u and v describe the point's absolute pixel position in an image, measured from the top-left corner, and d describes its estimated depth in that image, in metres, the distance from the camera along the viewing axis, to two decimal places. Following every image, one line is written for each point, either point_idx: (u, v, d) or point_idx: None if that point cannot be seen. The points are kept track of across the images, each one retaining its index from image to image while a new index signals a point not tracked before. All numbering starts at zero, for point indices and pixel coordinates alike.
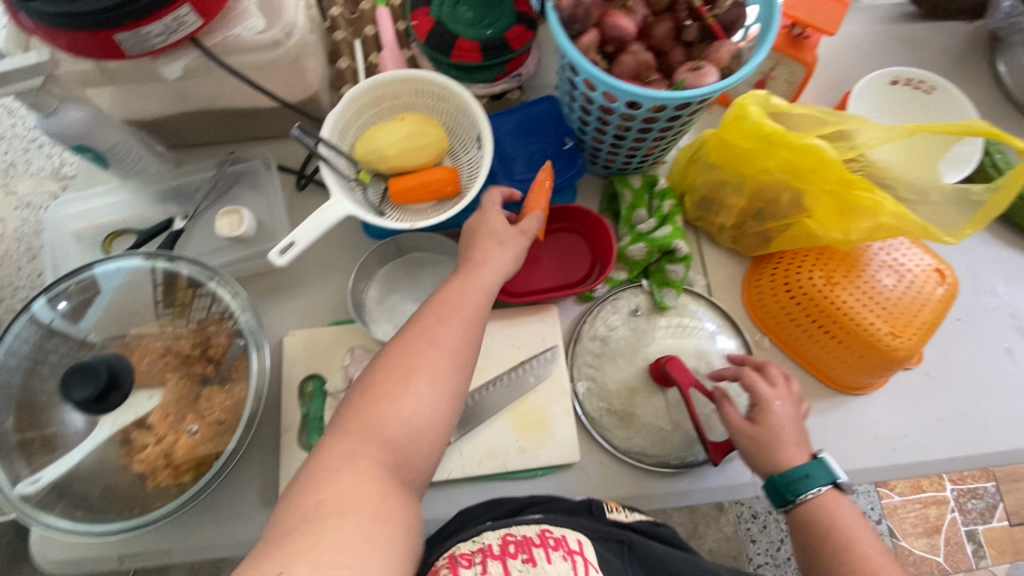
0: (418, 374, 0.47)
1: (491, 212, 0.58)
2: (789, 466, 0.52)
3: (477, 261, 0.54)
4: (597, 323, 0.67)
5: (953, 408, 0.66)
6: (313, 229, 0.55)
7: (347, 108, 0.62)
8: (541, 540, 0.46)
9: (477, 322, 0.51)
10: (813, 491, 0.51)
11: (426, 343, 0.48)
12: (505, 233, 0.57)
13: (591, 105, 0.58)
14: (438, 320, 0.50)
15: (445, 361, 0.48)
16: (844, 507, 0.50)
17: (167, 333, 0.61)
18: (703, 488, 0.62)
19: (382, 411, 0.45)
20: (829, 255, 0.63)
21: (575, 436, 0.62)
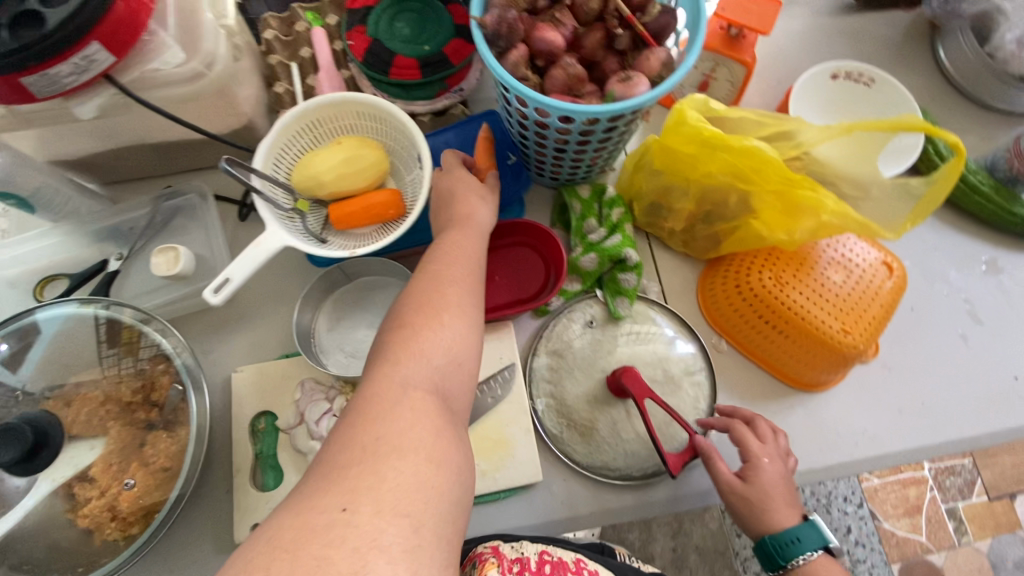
0: (446, 309, 0.46)
1: (456, 172, 0.59)
2: (781, 529, 0.54)
3: (470, 215, 0.56)
4: (554, 337, 0.66)
5: (912, 398, 0.66)
6: (247, 265, 0.54)
7: (280, 135, 0.60)
8: (576, 568, 0.51)
9: (478, 259, 0.53)
10: (802, 555, 0.53)
11: (444, 282, 0.48)
12: (481, 190, 0.59)
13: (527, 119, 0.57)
14: (448, 265, 0.50)
15: (462, 297, 0.48)
16: (833, 571, 0.53)
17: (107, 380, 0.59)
18: (667, 498, 0.61)
19: (420, 348, 0.43)
20: (778, 255, 0.63)
21: (536, 456, 0.61)
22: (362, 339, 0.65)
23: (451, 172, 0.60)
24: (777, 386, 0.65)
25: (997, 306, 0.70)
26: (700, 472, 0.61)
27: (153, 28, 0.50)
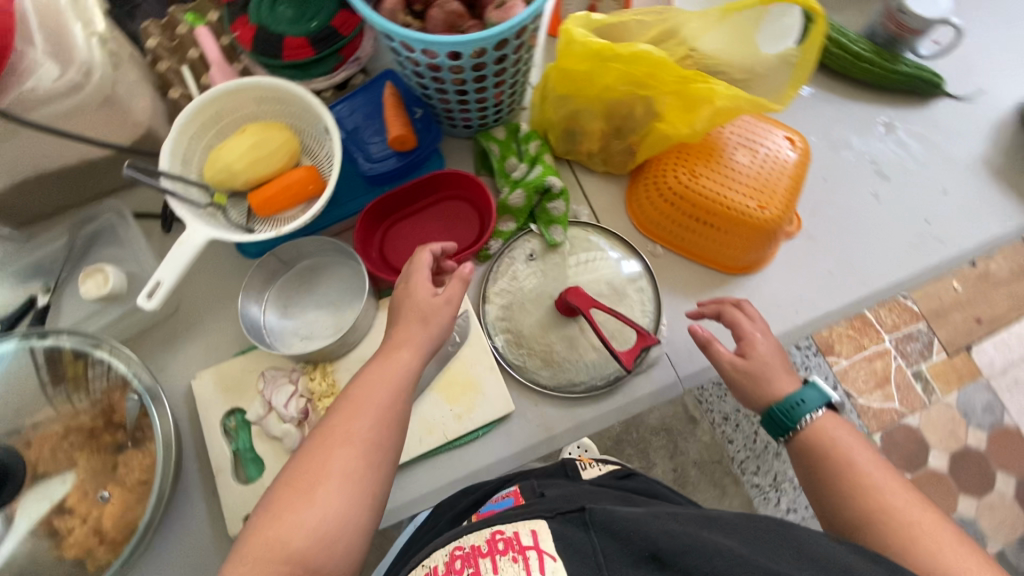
0: (332, 474, 0.45)
1: (416, 279, 0.56)
2: (785, 395, 0.53)
3: (395, 342, 0.53)
4: (501, 275, 0.68)
5: (839, 260, 0.70)
6: (175, 264, 0.54)
7: (181, 133, 0.59)
8: (489, 548, 0.41)
9: (390, 406, 0.50)
10: (810, 415, 0.51)
11: (336, 442, 0.47)
12: (427, 308, 0.54)
13: (420, 67, 0.58)
14: (350, 416, 0.48)
15: (354, 466, 0.46)
16: (841, 429, 0.51)
17: (64, 414, 0.58)
18: (635, 399, 0.64)
19: (289, 524, 0.43)
20: (689, 152, 0.66)
21: (504, 388, 0.63)
22: (313, 319, 0.65)
23: (406, 280, 0.56)
24: (716, 276, 0.69)
25: (900, 161, 0.75)
26: (662, 367, 0.65)
27: (20, 45, 0.49)
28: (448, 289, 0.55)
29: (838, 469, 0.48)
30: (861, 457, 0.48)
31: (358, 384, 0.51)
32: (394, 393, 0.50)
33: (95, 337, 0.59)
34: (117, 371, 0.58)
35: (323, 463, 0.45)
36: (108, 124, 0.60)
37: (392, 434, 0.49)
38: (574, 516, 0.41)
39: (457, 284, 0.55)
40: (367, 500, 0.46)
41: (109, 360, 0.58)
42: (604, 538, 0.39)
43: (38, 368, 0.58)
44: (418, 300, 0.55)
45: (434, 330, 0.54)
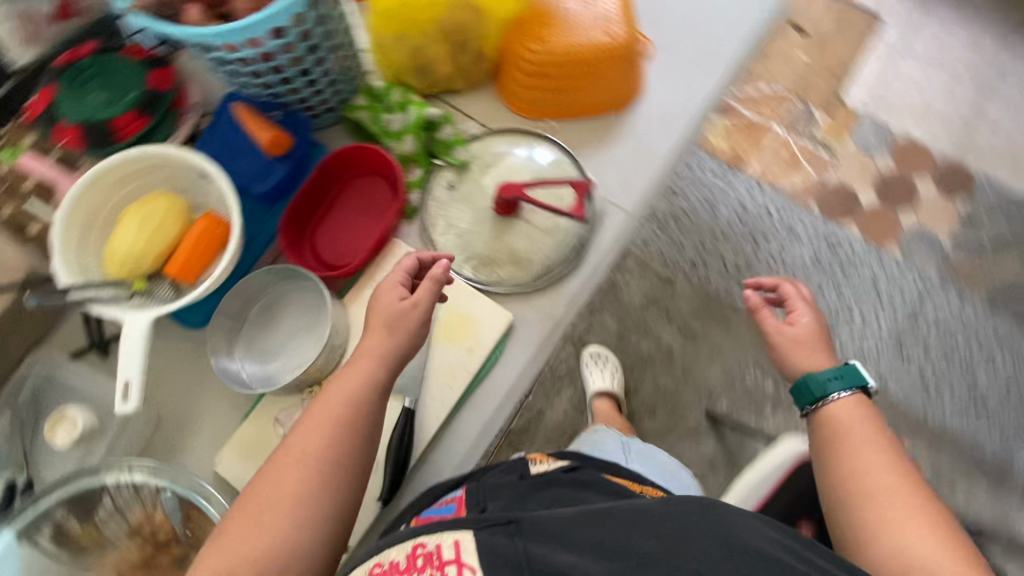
0: (290, 495, 0.45)
1: (379, 293, 0.53)
2: (822, 367, 0.49)
3: (358, 350, 0.52)
4: (434, 215, 0.69)
5: (696, 52, 0.77)
6: (134, 358, 0.52)
7: (65, 248, 0.56)
8: (410, 562, 0.35)
9: (356, 431, 0.49)
10: (833, 394, 0.47)
11: (293, 463, 0.46)
12: (394, 320, 0.53)
13: (254, 66, 0.58)
14: (312, 435, 0.48)
15: (301, 485, 0.46)
16: (859, 426, 0.46)
17: (110, 561, 0.55)
18: (604, 246, 0.71)
19: (240, 548, 0.43)
20: (529, 26, 0.70)
21: (494, 304, 0.65)
22: (294, 349, 0.64)
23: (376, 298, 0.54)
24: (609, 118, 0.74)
25: None
26: (613, 214, 0.72)
27: None
28: (417, 292, 0.54)
29: (838, 450, 0.45)
30: (871, 448, 0.44)
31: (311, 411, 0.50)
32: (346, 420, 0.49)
33: (92, 469, 0.55)
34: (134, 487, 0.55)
35: (274, 485, 0.45)
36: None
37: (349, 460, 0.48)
38: (503, 526, 0.35)
39: (427, 293, 0.53)
40: (322, 518, 0.45)
41: (119, 482, 0.55)
42: (532, 551, 0.33)
43: (54, 533, 0.54)
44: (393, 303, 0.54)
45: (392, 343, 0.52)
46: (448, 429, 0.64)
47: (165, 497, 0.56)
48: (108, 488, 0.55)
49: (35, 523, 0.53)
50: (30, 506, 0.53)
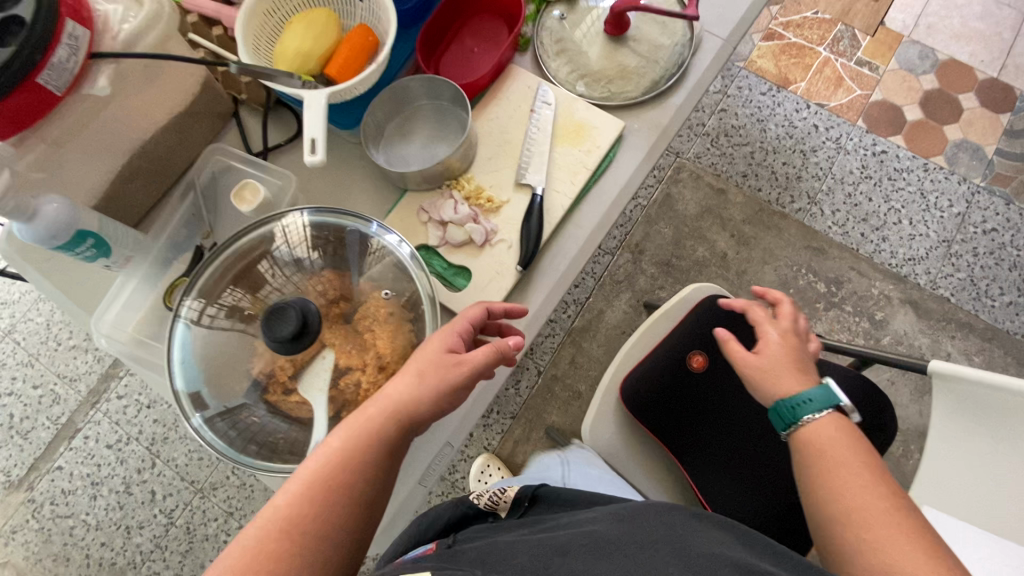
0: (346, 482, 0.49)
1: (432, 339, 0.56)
2: (794, 393, 0.60)
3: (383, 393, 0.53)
4: (548, 45, 0.76)
5: None
6: (317, 122, 0.60)
7: (247, 34, 0.65)
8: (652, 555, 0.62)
9: (402, 430, 0.52)
10: (812, 414, 0.58)
11: (346, 453, 0.50)
12: (439, 361, 0.54)
13: None
14: (350, 453, 0.50)
15: (323, 481, 0.49)
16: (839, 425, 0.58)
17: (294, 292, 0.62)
18: (705, 69, 0.74)
19: (286, 509, 0.48)
20: None
21: (605, 114, 0.72)
22: (428, 151, 0.72)
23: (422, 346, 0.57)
24: None
25: None
26: (709, 39, 0.75)
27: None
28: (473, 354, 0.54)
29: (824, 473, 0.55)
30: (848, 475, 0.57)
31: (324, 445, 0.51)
32: (347, 457, 0.50)
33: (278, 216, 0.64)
34: (308, 231, 0.63)
35: (326, 471, 0.49)
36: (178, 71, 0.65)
37: (372, 464, 0.51)
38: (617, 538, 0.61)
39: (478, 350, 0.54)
40: (348, 511, 0.49)
41: (299, 227, 0.64)
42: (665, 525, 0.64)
43: (243, 264, 0.63)
44: (438, 356, 0.54)
45: (417, 391, 0.53)
46: (565, 222, 0.69)
47: (331, 241, 0.64)
48: (276, 234, 0.63)
49: (249, 242, 0.63)
50: (257, 226, 0.63)
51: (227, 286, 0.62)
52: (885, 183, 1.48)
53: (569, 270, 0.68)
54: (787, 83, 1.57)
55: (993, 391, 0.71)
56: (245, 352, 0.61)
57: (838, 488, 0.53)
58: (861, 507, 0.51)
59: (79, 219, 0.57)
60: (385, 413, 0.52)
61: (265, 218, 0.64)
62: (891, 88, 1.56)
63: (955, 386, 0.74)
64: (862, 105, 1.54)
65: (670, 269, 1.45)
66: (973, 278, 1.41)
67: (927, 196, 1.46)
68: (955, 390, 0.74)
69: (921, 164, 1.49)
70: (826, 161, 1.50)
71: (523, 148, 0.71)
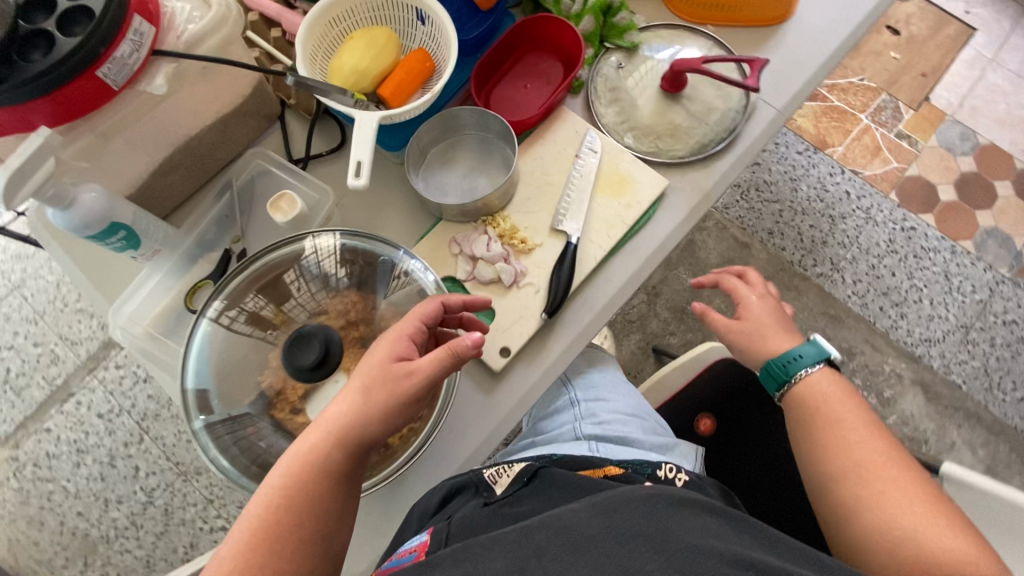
0: (302, 493, 0.51)
1: (378, 345, 0.55)
2: (784, 352, 0.65)
3: (329, 407, 0.54)
4: (601, 91, 0.76)
5: None
6: (365, 144, 0.59)
7: (306, 46, 0.64)
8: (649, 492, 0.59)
9: (355, 437, 0.52)
10: (806, 368, 0.63)
11: (299, 467, 0.52)
12: (384, 370, 0.53)
13: None
14: (300, 466, 0.52)
15: (283, 496, 0.51)
16: (830, 379, 0.63)
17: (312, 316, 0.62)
18: (756, 137, 0.73)
19: (258, 524, 0.51)
20: None
21: (652, 170, 0.71)
22: (469, 183, 0.71)
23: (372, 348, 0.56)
24: (761, 30, 0.79)
25: None
26: (764, 108, 0.74)
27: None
28: (421, 360, 0.53)
29: (826, 424, 0.61)
30: (846, 415, 0.61)
31: (283, 460, 0.53)
32: (301, 470, 0.52)
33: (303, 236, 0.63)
34: (335, 254, 0.63)
35: (281, 487, 0.51)
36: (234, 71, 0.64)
37: (331, 473, 0.52)
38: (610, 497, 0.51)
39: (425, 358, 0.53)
40: (317, 520, 0.52)
41: (323, 249, 0.63)
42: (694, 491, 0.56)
43: (269, 282, 0.62)
44: (382, 368, 0.53)
45: (364, 405, 0.52)
46: (597, 274, 0.68)
47: (358, 266, 0.64)
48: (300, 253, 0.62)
49: (269, 260, 0.62)
50: (283, 244, 0.62)
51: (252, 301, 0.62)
52: (911, 260, 1.46)
53: (595, 325, 0.67)
54: (824, 145, 1.56)
55: (1005, 505, 0.69)
56: (257, 368, 0.60)
57: (846, 450, 0.58)
58: (861, 458, 0.58)
59: (115, 210, 0.57)
60: (334, 428, 0.52)
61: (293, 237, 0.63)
62: (928, 165, 1.55)
63: (968, 492, 0.72)
64: (896, 178, 1.53)
65: (683, 315, 1.44)
66: (987, 369, 1.39)
67: (951, 279, 1.44)
68: (965, 497, 0.73)
69: (949, 246, 1.47)
70: (854, 229, 1.48)
71: (563, 194, 0.70)
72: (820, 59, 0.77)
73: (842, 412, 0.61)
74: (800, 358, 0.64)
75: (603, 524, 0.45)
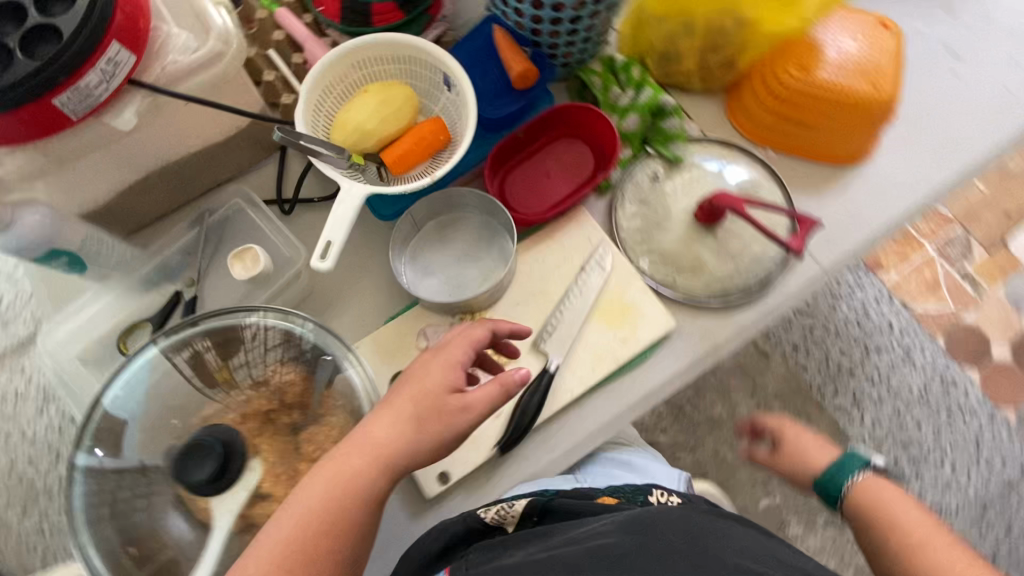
0: (346, 510, 0.47)
1: (432, 361, 0.51)
2: (826, 467, 0.65)
3: (371, 423, 0.50)
4: (629, 198, 0.68)
5: (945, 132, 0.70)
6: (341, 223, 0.53)
7: (312, 93, 0.58)
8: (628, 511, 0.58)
9: (403, 457, 0.48)
10: (854, 476, 0.62)
11: (342, 483, 0.47)
12: (440, 395, 0.49)
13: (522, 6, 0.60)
14: (343, 480, 0.47)
15: (316, 518, 0.47)
16: (884, 488, 0.61)
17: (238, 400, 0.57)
18: (788, 294, 0.64)
19: (294, 539, 0.46)
20: (792, 49, 0.67)
21: (661, 306, 0.63)
22: (456, 271, 0.64)
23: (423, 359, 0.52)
24: (823, 170, 0.70)
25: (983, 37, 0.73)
26: (805, 263, 0.65)
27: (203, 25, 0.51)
28: (476, 391, 0.50)
29: (888, 529, 0.57)
30: (919, 527, 0.56)
31: (318, 471, 0.48)
32: (344, 486, 0.47)
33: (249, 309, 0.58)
34: (280, 336, 0.57)
35: (322, 496, 0.47)
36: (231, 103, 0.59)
37: (368, 498, 0.48)
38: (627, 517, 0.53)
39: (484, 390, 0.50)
40: (351, 544, 0.47)
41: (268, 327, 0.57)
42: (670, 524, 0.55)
43: (202, 352, 0.57)
44: (435, 395, 0.50)
45: (413, 434, 0.49)
46: (569, 409, 0.60)
47: (303, 351, 0.58)
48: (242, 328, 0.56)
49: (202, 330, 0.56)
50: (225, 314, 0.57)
51: (179, 366, 0.56)
52: (943, 416, 1.32)
53: (551, 467, 0.60)
54: (878, 267, 1.43)
55: None
56: (164, 446, 0.55)
57: (921, 561, 0.54)
58: (945, 559, 0.53)
59: (59, 234, 0.52)
60: (377, 454, 0.48)
61: (238, 309, 0.57)
62: (987, 315, 1.40)
63: None
64: (948, 322, 1.39)
65: (680, 413, 1.34)
66: (997, 558, 1.25)
67: (982, 448, 1.30)
68: None
69: (988, 411, 1.33)
70: (887, 366, 1.35)
71: (554, 309, 0.63)
72: (883, 218, 0.67)
73: (911, 517, 0.57)
74: (845, 467, 0.63)
75: (641, 544, 0.48)
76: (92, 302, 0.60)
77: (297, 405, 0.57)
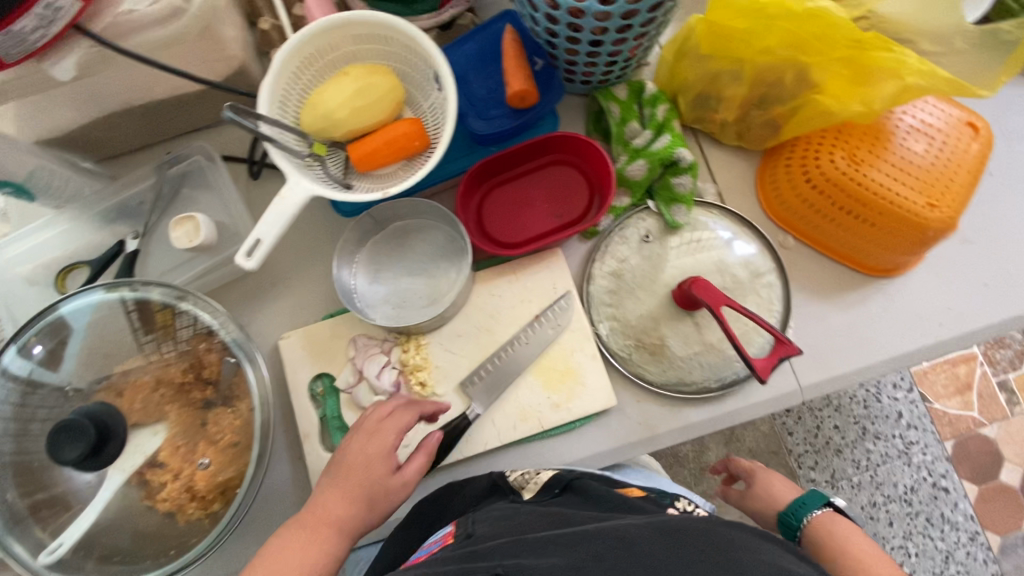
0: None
1: (366, 438, 0.51)
2: (788, 501, 0.63)
3: (320, 503, 0.49)
4: (611, 252, 0.61)
5: (998, 269, 0.60)
6: (276, 221, 0.49)
7: (287, 67, 0.53)
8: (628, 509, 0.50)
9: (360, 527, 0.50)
10: (811, 512, 0.60)
11: (305, 556, 0.47)
12: (378, 474, 0.50)
13: (538, 14, 0.52)
14: (306, 552, 0.47)
15: None
16: (838, 519, 0.58)
17: (154, 363, 0.56)
18: (752, 404, 0.58)
19: None
20: (849, 131, 0.56)
21: (607, 380, 0.58)
22: (405, 286, 0.61)
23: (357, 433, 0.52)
24: (843, 276, 0.61)
25: None
26: (783, 374, 0.58)
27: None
28: (409, 465, 0.52)
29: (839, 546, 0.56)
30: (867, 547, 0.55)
31: (276, 551, 0.47)
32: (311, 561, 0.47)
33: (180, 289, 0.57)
34: (205, 323, 0.56)
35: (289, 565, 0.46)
36: (204, 57, 0.54)
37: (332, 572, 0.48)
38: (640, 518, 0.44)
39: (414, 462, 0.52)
40: None
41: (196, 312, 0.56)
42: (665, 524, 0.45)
43: (127, 317, 0.56)
44: (376, 477, 0.50)
45: (364, 508, 0.49)
46: (481, 457, 0.58)
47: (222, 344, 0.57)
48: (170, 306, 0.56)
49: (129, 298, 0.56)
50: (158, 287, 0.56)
51: (104, 324, 0.56)
52: (922, 523, 1.24)
53: None
54: None
55: None
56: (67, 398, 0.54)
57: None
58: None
59: None
60: (339, 529, 0.48)
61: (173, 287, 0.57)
62: (1011, 434, 1.28)
63: None
64: (965, 428, 1.28)
65: None
66: None
67: (951, 565, 1.23)
68: None
69: (972, 530, 1.24)
70: (881, 456, 1.26)
71: (493, 352, 0.59)
72: (892, 351, 0.59)
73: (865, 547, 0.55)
74: (805, 499, 0.61)
75: (665, 547, 0.38)
76: (44, 228, 0.60)
77: (211, 383, 0.57)
